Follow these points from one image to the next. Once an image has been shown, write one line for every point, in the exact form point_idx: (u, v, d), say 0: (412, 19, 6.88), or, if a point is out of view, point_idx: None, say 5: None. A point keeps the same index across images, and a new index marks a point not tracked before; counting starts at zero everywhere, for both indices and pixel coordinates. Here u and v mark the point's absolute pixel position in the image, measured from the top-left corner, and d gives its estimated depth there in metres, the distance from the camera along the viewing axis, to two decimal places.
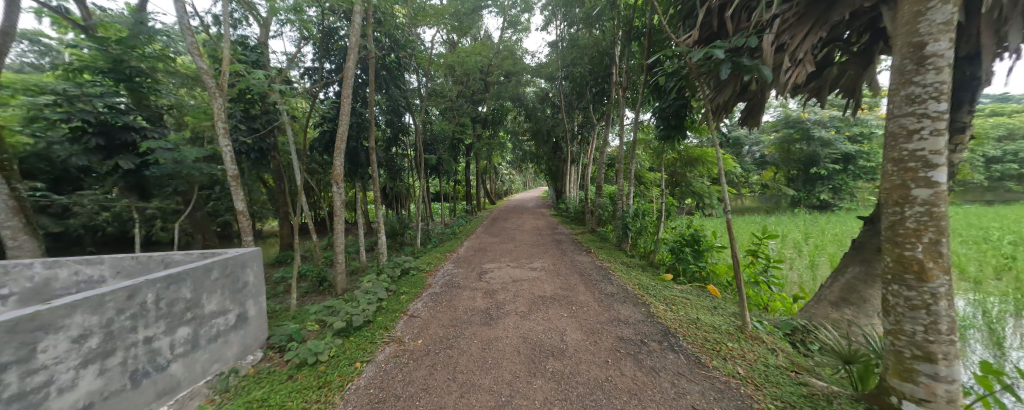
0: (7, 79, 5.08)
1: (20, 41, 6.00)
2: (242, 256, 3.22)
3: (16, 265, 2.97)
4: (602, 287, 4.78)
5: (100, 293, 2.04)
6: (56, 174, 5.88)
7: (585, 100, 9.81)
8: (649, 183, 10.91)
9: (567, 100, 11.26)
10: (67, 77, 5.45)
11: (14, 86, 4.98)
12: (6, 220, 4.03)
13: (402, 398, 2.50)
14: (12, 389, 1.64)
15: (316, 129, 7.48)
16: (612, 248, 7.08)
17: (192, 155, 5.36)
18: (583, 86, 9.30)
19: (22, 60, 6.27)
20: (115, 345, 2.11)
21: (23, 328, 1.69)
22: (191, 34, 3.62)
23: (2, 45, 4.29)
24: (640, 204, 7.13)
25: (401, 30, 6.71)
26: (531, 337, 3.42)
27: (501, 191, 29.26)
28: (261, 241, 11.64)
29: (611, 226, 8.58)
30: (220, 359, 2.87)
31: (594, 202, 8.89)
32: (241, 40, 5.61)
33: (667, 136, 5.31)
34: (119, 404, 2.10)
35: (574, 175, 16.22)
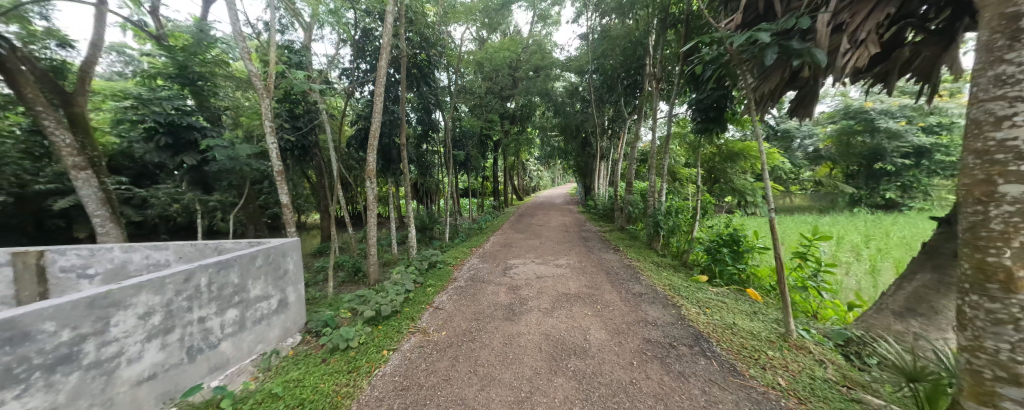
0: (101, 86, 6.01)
1: (109, 53, 7.03)
2: (283, 246, 3.50)
3: (101, 249, 3.46)
4: (630, 287, 4.62)
5: (161, 276, 2.32)
6: (138, 169, 7.04)
7: (616, 94, 9.42)
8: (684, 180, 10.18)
9: (597, 94, 10.86)
10: (145, 83, 6.21)
11: (105, 93, 6.08)
12: (97, 210, 4.69)
13: (425, 388, 2.60)
14: (92, 357, 1.92)
15: (351, 127, 7.86)
16: (641, 247, 6.82)
17: (245, 152, 5.80)
18: (614, 79, 8.94)
19: (112, 69, 7.54)
20: (174, 323, 2.40)
21: (99, 304, 1.96)
22: (242, 40, 3.86)
23: (91, 56, 4.95)
24: (674, 201, 6.73)
25: (432, 28, 6.82)
26: (554, 334, 3.41)
27: (529, 187, 29.17)
28: (305, 232, 12.61)
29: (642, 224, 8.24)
30: (264, 340, 3.18)
31: (624, 198, 8.52)
32: (287, 44, 5.98)
33: (704, 129, 5.01)
34: (178, 375, 2.40)
35: (604, 171, 15.73)
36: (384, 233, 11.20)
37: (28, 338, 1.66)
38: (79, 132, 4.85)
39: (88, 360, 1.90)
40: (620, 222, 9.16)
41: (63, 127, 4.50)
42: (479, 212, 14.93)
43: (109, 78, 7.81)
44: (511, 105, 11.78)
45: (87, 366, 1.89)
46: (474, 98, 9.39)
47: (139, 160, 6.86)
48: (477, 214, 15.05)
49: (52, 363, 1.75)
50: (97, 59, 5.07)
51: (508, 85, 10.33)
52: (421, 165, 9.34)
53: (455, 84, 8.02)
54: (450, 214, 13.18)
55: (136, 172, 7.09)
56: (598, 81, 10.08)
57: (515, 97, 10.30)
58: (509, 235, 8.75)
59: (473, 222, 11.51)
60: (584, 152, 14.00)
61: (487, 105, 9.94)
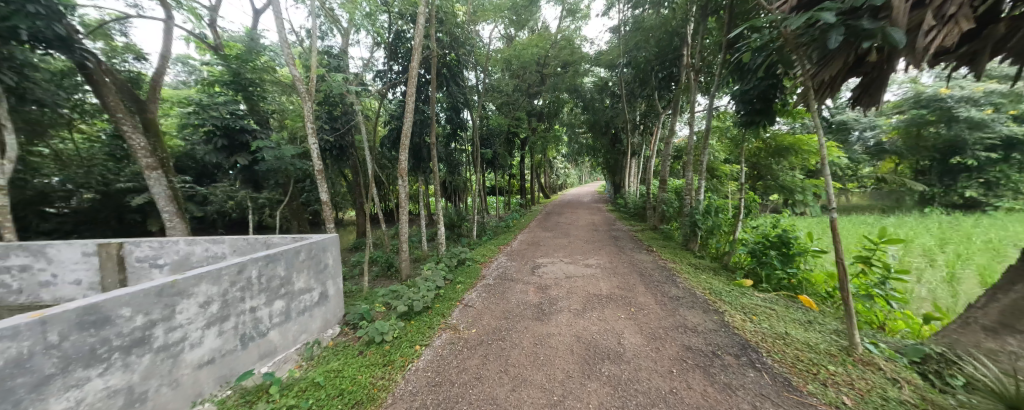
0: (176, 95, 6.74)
1: (175, 64, 7.82)
2: (323, 241, 3.67)
3: (168, 241, 3.79)
4: (666, 290, 4.39)
5: (218, 268, 2.50)
6: (200, 169, 7.79)
7: (649, 87, 9.04)
8: (724, 176, 9.35)
9: (629, 89, 10.49)
10: (205, 91, 6.81)
11: (172, 100, 6.92)
12: (166, 206, 5.20)
13: (457, 385, 2.61)
14: (161, 340, 2.11)
15: (385, 127, 8.14)
16: (677, 247, 6.45)
17: (289, 152, 6.16)
18: (646, 73, 8.56)
19: (178, 79, 8.39)
20: (230, 312, 2.59)
21: (166, 292, 2.15)
22: (287, 46, 4.05)
23: (160, 68, 5.49)
24: (713, 199, 6.31)
25: (461, 28, 6.86)
26: (586, 337, 3.30)
27: (556, 186, 28.78)
28: (342, 228, 13.31)
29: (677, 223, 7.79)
30: (307, 331, 3.37)
31: (658, 197, 8.15)
32: (326, 50, 6.28)
33: (749, 122, 4.68)
34: (233, 360, 2.59)
35: (635, 168, 15.20)
36: (414, 230, 11.53)
37: (108, 322, 1.85)
38: (150, 135, 5.40)
39: (157, 343, 2.09)
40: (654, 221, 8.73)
41: (138, 131, 5.04)
42: (506, 211, 14.97)
43: (176, 87, 8.79)
44: (538, 102, 11.66)
45: (157, 349, 2.08)
46: (502, 97, 9.36)
47: (200, 161, 7.55)
48: (504, 212, 15.08)
49: (128, 345, 1.94)
50: (165, 70, 5.62)
51: (536, 82, 10.27)
52: (449, 164, 9.48)
53: (484, 83, 8.04)
54: (478, 212, 13.35)
55: (198, 172, 7.83)
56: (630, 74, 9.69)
57: (543, 94, 10.19)
58: (536, 234, 8.69)
59: (500, 220, 11.53)
60: (614, 150, 13.59)
61: (515, 103, 9.90)
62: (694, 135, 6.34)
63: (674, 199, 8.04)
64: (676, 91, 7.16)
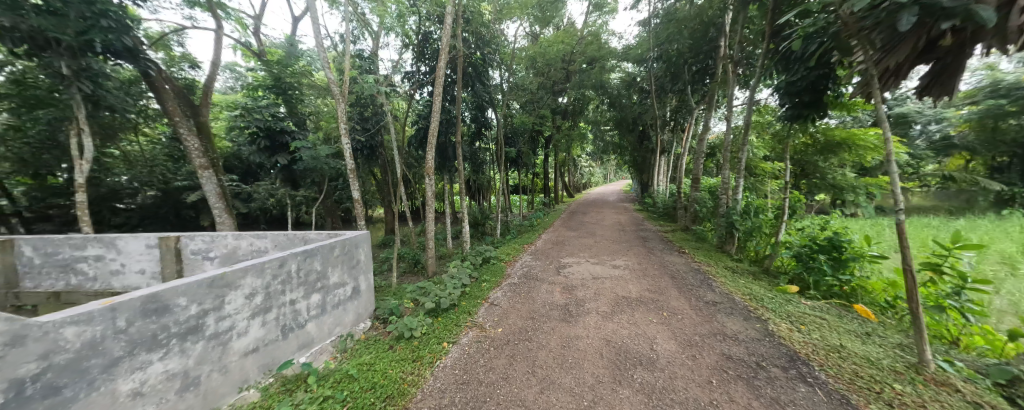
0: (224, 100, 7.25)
1: (224, 71, 8.46)
2: (355, 238, 3.79)
3: (217, 236, 4.06)
4: (701, 294, 4.16)
5: (261, 262, 2.64)
6: (245, 169, 8.38)
7: (681, 82, 8.64)
8: (764, 174, 8.75)
9: (658, 84, 10.09)
10: (250, 96, 7.29)
11: (222, 104, 7.48)
12: (216, 203, 5.61)
13: (484, 385, 2.59)
14: (212, 329, 2.26)
15: (412, 127, 8.33)
16: (711, 250, 6.10)
17: (324, 152, 6.46)
18: (678, 66, 8.20)
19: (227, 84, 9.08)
20: (272, 304, 2.73)
21: (217, 284, 2.29)
22: (322, 50, 4.20)
23: (211, 75, 5.92)
24: (752, 199, 5.92)
25: (488, 27, 6.88)
26: (615, 341, 3.19)
27: (580, 184, 28.29)
28: (371, 225, 13.81)
29: (711, 224, 7.39)
30: (341, 324, 3.50)
31: (690, 195, 7.78)
32: (358, 53, 6.50)
33: (795, 116, 4.36)
34: (274, 350, 2.74)
35: (664, 167, 14.71)
36: (439, 228, 11.75)
37: (166, 311, 1.99)
38: (202, 137, 5.83)
39: (209, 331, 2.23)
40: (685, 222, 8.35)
41: (193, 134, 5.47)
42: (529, 209, 14.90)
43: (225, 92, 9.52)
44: (563, 100, 11.50)
45: (208, 337, 2.23)
46: (526, 95, 9.30)
47: (245, 161, 8.12)
48: (527, 211, 15.02)
49: (184, 333, 2.09)
50: (216, 77, 6.07)
51: (561, 79, 10.12)
52: (474, 163, 9.56)
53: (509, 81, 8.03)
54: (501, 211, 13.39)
55: (243, 171, 8.42)
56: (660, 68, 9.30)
57: (568, 92, 10.03)
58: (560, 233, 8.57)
59: (524, 218, 11.49)
60: (640, 147, 13.51)
61: (540, 101, 9.81)
62: (730, 130, 5.99)
63: (708, 198, 7.64)
64: (711, 85, 6.81)
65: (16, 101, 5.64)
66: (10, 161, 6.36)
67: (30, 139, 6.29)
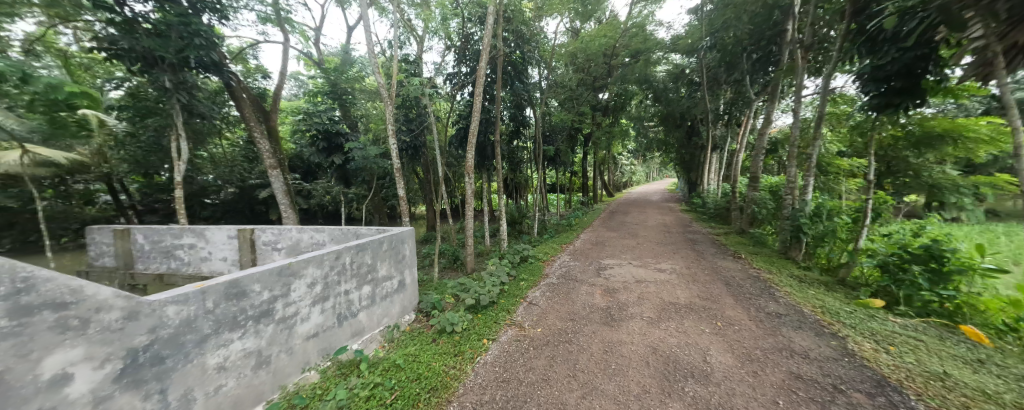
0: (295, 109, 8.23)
1: (292, 79, 9.43)
2: (401, 233, 3.97)
3: (283, 229, 4.45)
4: (762, 305, 3.78)
5: (320, 254, 2.84)
6: (305, 168, 9.23)
7: (738, 71, 7.96)
8: (838, 172, 7.71)
9: (710, 75, 9.39)
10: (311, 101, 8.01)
11: (290, 110, 8.35)
12: (283, 199, 6.23)
13: (525, 385, 2.57)
14: (280, 313, 2.48)
15: (453, 127, 8.59)
16: (772, 256, 5.52)
17: (373, 153, 6.89)
18: (734, 55, 7.55)
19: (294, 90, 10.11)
20: (329, 293, 2.94)
21: (284, 273, 2.51)
22: (373, 55, 4.44)
23: (278, 84, 6.56)
24: (824, 200, 5.27)
25: (528, 25, 6.87)
26: (663, 349, 3.00)
27: (620, 183, 27.20)
28: (414, 222, 14.51)
29: (773, 227, 6.69)
30: (388, 315, 3.69)
31: (747, 195, 7.15)
32: (405, 57, 6.82)
33: (885, 105, 3.86)
34: (332, 336, 2.95)
35: (714, 163, 13.89)
36: (477, 226, 12.01)
37: (244, 295, 2.23)
38: (271, 140, 6.51)
39: (278, 315, 2.46)
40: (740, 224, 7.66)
41: (264, 137, 6.12)
42: (566, 208, 14.67)
43: (292, 99, 10.63)
44: (604, 96, 11.17)
45: (278, 320, 2.45)
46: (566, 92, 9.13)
47: (306, 161, 8.95)
48: (564, 210, 14.80)
49: (258, 316, 2.32)
50: (282, 86, 6.72)
51: (602, 75, 9.83)
52: (512, 161, 9.62)
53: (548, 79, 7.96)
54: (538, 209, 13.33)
55: (304, 170, 9.27)
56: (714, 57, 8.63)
57: (610, 87, 9.72)
58: (600, 233, 8.33)
59: (561, 218, 11.31)
60: (690, 143, 13.00)
61: (580, 97, 9.58)
62: (798, 123, 5.40)
63: (769, 198, 6.94)
64: (775, 75, 6.22)
65: (131, 112, 6.77)
66: (127, 163, 7.73)
67: (142, 144, 7.49)
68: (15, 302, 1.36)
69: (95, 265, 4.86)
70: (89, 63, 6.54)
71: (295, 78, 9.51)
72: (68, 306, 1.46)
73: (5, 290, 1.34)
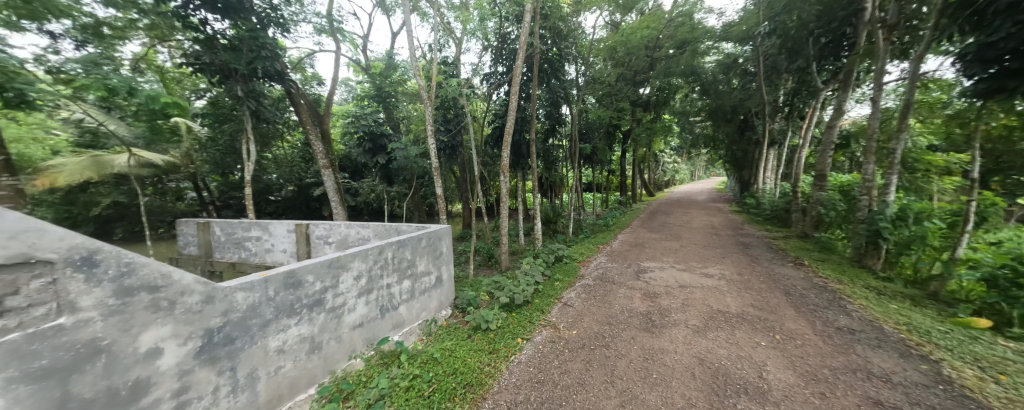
0: (346, 113, 9.06)
1: (344, 85, 10.20)
2: (439, 230, 4.08)
3: (334, 225, 4.77)
4: (830, 319, 3.38)
5: (366, 248, 2.99)
6: (353, 168, 9.90)
7: (801, 58, 7.23)
8: (930, 169, 6.64)
9: (767, 63, 8.62)
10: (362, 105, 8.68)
11: (342, 114, 9.03)
12: (334, 197, 6.72)
13: (560, 387, 2.52)
14: (330, 303, 2.66)
15: (489, 126, 8.72)
16: (843, 263, 4.91)
17: (414, 152, 7.20)
18: (798, 40, 6.96)
19: (345, 95, 10.95)
20: (373, 286, 3.10)
21: (334, 265, 2.68)
22: (414, 59, 4.60)
23: (331, 90, 7.08)
24: (911, 201, 4.58)
25: (565, 21, 6.81)
26: (711, 361, 2.78)
27: (661, 182, 25.78)
28: (451, 219, 14.98)
29: (843, 231, 5.98)
30: (426, 309, 3.84)
31: (811, 196, 6.45)
32: (444, 59, 7.04)
33: (994, 90, 3.36)
34: (375, 327, 3.12)
35: (770, 161, 12.70)
36: (512, 224, 12.09)
37: (300, 285, 2.41)
38: (324, 142, 7.06)
39: (328, 305, 2.64)
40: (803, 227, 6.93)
41: (319, 139, 6.64)
42: (603, 208, 14.28)
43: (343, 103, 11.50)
44: (645, 90, 10.69)
45: (328, 309, 2.63)
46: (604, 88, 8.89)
47: (354, 161, 9.60)
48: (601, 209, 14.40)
49: (312, 304, 2.51)
50: (334, 92, 7.23)
51: (643, 69, 9.43)
52: (547, 160, 9.58)
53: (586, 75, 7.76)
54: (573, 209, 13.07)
55: (352, 169, 9.95)
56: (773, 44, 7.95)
57: (651, 81, 9.29)
58: (640, 234, 8.01)
59: (598, 217, 11.00)
60: (743, 138, 12.18)
61: (619, 93, 9.26)
62: (878, 113, 4.77)
63: (840, 199, 6.19)
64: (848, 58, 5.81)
65: (212, 118, 7.60)
66: (208, 164, 8.79)
67: (220, 147, 8.54)
68: (120, 283, 1.53)
69: (184, 253, 5.58)
70: (180, 77, 7.54)
71: (346, 84, 10.25)
72: (160, 289, 1.66)
73: (112, 273, 1.50)
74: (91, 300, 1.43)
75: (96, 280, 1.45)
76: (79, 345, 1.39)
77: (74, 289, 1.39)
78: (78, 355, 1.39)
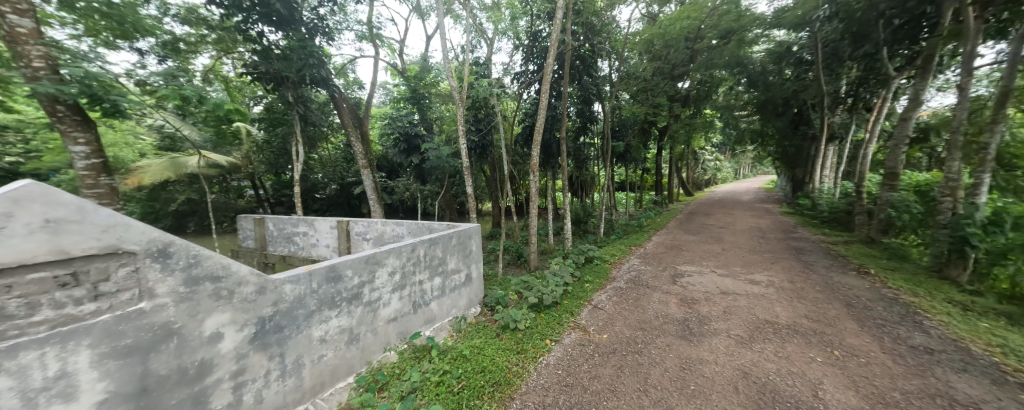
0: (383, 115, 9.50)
1: (383, 87, 10.72)
2: (469, 229, 4.15)
3: (372, 222, 5.01)
4: (901, 336, 3.00)
5: (399, 245, 3.10)
6: (389, 167, 10.39)
7: (871, 42, 6.57)
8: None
9: (830, 47, 7.81)
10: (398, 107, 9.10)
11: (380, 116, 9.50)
12: (372, 195, 7.09)
13: (590, 392, 2.46)
14: (367, 297, 2.78)
15: (520, 125, 8.75)
16: (918, 274, 4.36)
17: (446, 152, 7.40)
18: (865, 23, 6.34)
19: (385, 96, 11.51)
20: (406, 282, 3.20)
21: (370, 261, 2.80)
22: (446, 61, 4.71)
23: (370, 93, 7.46)
24: (1008, 204, 3.95)
25: (599, 16, 6.66)
26: (757, 375, 2.58)
27: (701, 181, 24.36)
28: (481, 218, 15.22)
29: (919, 237, 5.29)
30: (456, 306, 3.92)
31: (881, 196, 5.78)
32: (476, 60, 7.15)
33: None
34: (408, 321, 3.23)
35: (829, 158, 11.57)
36: (542, 223, 12.03)
37: (340, 279, 2.54)
38: (364, 143, 7.46)
39: (365, 299, 2.76)
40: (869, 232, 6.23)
41: (359, 141, 7.00)
42: (637, 207, 13.78)
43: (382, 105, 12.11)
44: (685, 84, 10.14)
45: (365, 303, 2.76)
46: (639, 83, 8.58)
47: (391, 161, 10.07)
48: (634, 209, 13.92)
49: (350, 298, 2.64)
50: (373, 95, 7.60)
51: (682, 62, 8.99)
52: (578, 159, 9.46)
53: (619, 71, 7.53)
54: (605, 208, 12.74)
55: (389, 169, 10.44)
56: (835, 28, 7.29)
57: (691, 74, 8.87)
58: (677, 236, 7.64)
59: (631, 218, 10.64)
60: (795, 133, 11.35)
61: (655, 88, 8.90)
62: (965, 102, 4.19)
63: (915, 200, 5.49)
64: (929, 40, 5.13)
65: (267, 122, 8.32)
66: (264, 164, 9.64)
67: (274, 149, 9.36)
68: (189, 272, 1.72)
69: (243, 246, 6.17)
70: (241, 86, 8.34)
71: (385, 86, 10.76)
72: (221, 279, 1.85)
73: (183, 263, 1.70)
74: (166, 287, 1.63)
75: (169, 269, 1.65)
76: (155, 327, 1.59)
77: (152, 276, 1.59)
78: (156, 335, 1.59)
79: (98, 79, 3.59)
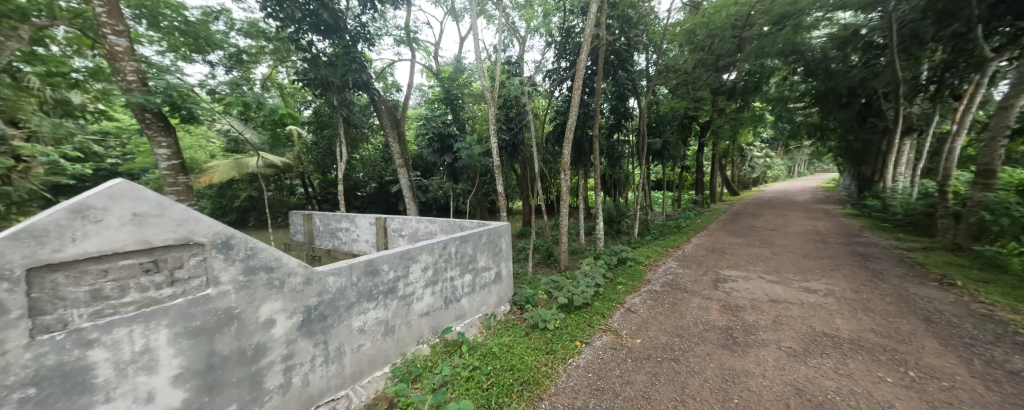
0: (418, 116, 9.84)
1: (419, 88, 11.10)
2: (499, 228, 4.18)
3: (407, 219, 5.21)
4: (996, 360, 2.58)
5: (432, 242, 3.19)
6: (423, 167, 10.75)
7: (958, 22, 5.79)
8: None
9: (908, 28, 6.91)
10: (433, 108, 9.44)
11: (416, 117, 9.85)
12: (407, 193, 7.37)
13: (623, 398, 2.38)
14: (402, 291, 2.89)
15: (551, 123, 8.67)
16: (1021, 288, 3.72)
17: (477, 151, 7.52)
18: None
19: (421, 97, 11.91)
20: (438, 278, 3.28)
21: (404, 256, 2.90)
22: (480, 61, 4.73)
23: (407, 95, 7.74)
24: None
25: (636, 9, 6.44)
26: (812, 392, 2.34)
27: (747, 180, 22.61)
28: (511, 216, 15.30)
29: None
30: (486, 303, 3.97)
31: (971, 196, 5.02)
32: (507, 59, 7.20)
33: None
34: (440, 316, 3.32)
35: (902, 153, 10.26)
36: (573, 223, 11.85)
37: (377, 273, 2.66)
38: (401, 143, 7.79)
39: (400, 293, 2.87)
40: (956, 238, 5.43)
41: (396, 142, 7.26)
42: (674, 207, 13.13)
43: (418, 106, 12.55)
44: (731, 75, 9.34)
45: (400, 297, 2.87)
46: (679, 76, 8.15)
47: (425, 161, 10.43)
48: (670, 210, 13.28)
49: (387, 291, 2.75)
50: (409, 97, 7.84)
51: (728, 52, 8.42)
52: (611, 157, 9.20)
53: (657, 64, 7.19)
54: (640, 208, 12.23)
55: (424, 168, 10.82)
56: (914, 6, 6.46)
57: (738, 65, 8.27)
58: (719, 238, 7.18)
59: (669, 218, 10.15)
60: (864, 128, 10.27)
61: (697, 80, 8.41)
62: None
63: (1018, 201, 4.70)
64: None
65: (316, 125, 8.96)
66: (312, 164, 10.31)
67: (320, 150, 10.07)
68: (247, 262, 1.88)
69: (293, 239, 6.71)
70: (293, 92, 8.94)
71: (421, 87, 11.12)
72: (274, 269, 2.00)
73: (242, 254, 1.86)
74: (228, 275, 1.80)
75: (231, 259, 1.81)
76: (219, 311, 1.77)
77: (218, 265, 1.76)
78: (218, 319, 1.77)
79: (177, 90, 4.05)
